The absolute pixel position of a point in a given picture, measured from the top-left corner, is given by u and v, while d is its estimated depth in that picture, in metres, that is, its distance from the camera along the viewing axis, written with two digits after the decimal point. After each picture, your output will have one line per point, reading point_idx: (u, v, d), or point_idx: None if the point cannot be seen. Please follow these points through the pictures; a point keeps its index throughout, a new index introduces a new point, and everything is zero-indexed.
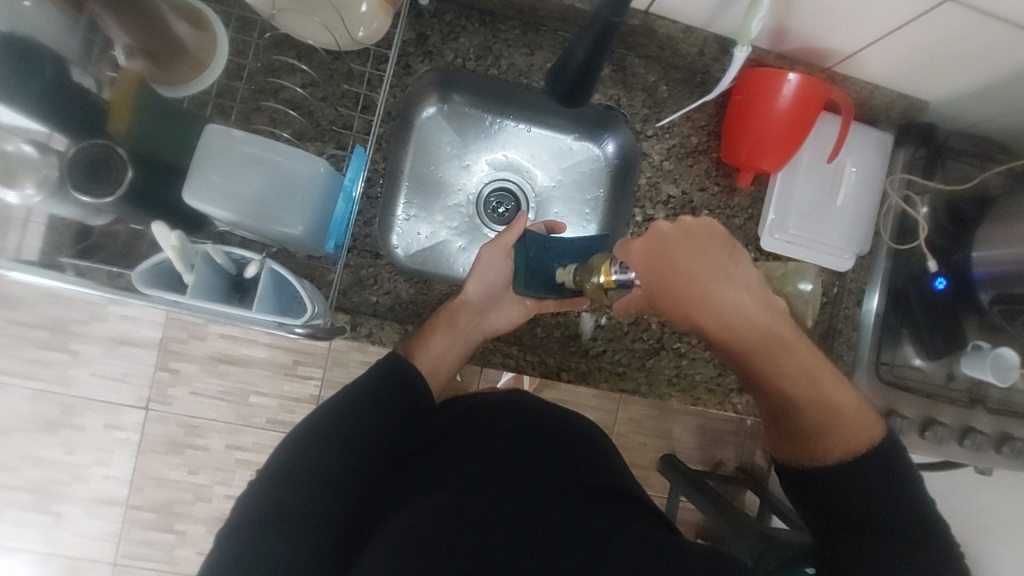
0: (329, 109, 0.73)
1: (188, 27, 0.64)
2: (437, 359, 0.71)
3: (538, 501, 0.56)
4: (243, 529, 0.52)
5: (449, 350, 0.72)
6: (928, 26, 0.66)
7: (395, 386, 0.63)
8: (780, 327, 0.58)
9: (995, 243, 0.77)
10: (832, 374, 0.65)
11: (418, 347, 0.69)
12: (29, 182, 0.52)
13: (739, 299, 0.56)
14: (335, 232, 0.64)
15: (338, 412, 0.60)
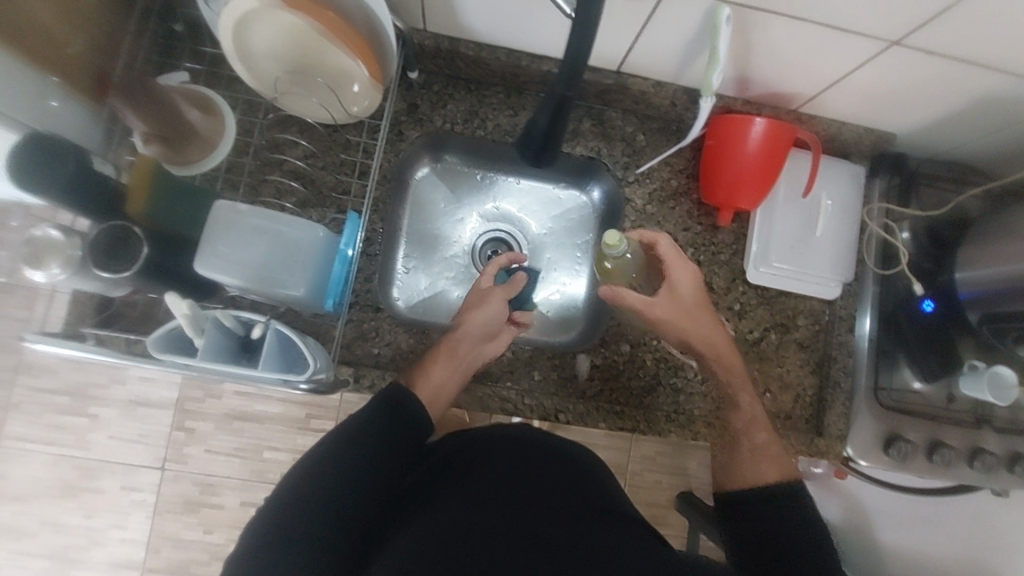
0: (329, 177, 0.79)
1: (199, 112, 0.71)
2: (435, 390, 0.72)
3: (537, 521, 0.60)
4: (250, 553, 0.54)
5: (449, 382, 0.73)
6: (879, 67, 0.70)
7: (396, 418, 0.64)
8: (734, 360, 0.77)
9: (976, 264, 0.79)
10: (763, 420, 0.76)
11: (419, 380, 0.71)
12: (55, 263, 0.56)
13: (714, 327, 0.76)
14: (335, 290, 0.69)
15: (341, 444, 0.61)
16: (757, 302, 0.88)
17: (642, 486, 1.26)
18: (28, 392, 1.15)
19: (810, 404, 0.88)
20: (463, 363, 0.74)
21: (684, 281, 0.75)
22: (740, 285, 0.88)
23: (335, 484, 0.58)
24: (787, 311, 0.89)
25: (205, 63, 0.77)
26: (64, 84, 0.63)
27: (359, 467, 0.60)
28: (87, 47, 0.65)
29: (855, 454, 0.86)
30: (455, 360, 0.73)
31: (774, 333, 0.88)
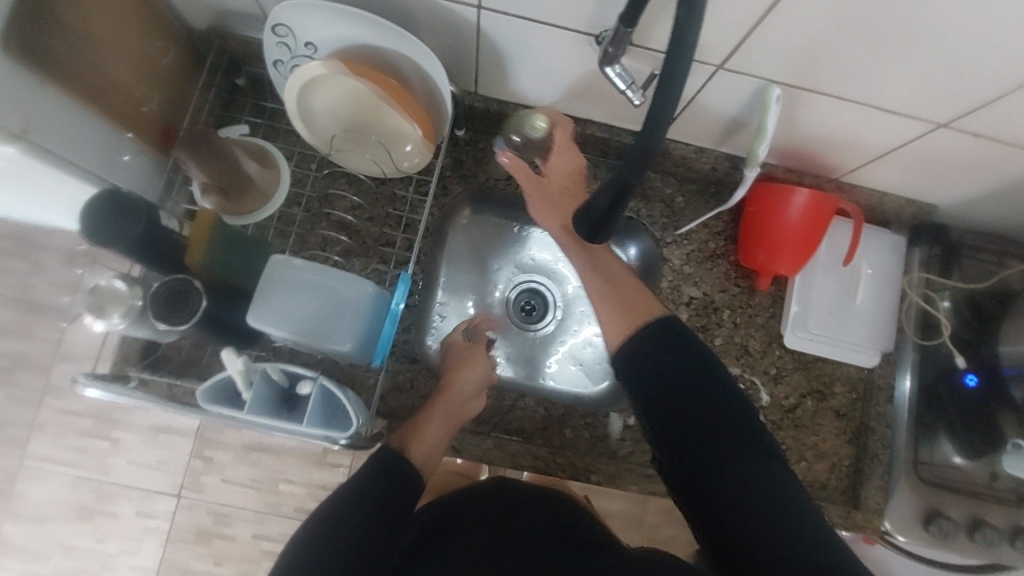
0: (374, 229, 0.81)
1: (257, 165, 0.74)
2: (429, 450, 0.69)
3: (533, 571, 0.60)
4: None
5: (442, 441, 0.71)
6: (925, 146, 0.71)
7: (392, 478, 0.63)
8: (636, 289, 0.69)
9: (1020, 340, 0.81)
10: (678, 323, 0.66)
11: (412, 438, 0.68)
12: (117, 314, 0.59)
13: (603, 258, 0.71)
14: (380, 350, 0.66)
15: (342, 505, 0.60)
16: (795, 367, 0.87)
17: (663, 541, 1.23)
18: (55, 413, 1.16)
19: (845, 475, 0.86)
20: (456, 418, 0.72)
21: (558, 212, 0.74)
22: (777, 349, 0.87)
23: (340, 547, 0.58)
24: (824, 378, 0.88)
25: (264, 117, 0.80)
26: (136, 140, 0.68)
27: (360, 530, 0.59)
28: (161, 106, 0.71)
29: (893, 529, 0.84)
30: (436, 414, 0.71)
31: (810, 401, 0.87)
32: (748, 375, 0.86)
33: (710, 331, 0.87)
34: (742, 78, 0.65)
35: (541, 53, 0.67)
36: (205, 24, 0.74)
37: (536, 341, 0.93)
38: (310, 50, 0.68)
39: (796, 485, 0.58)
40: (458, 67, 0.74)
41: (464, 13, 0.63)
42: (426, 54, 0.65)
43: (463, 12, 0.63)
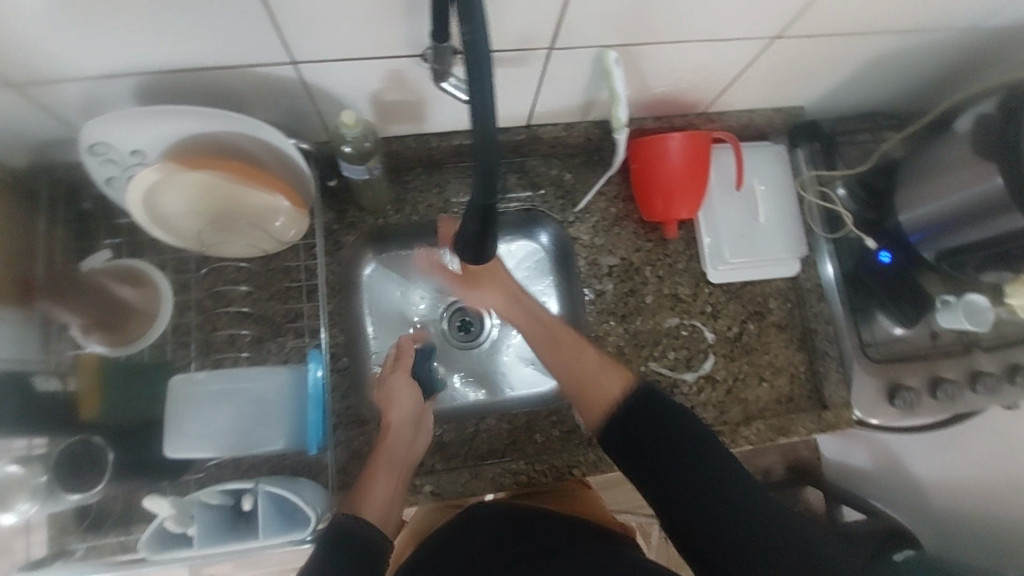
0: (277, 306, 0.78)
1: (131, 287, 0.70)
2: (385, 512, 0.68)
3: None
4: None
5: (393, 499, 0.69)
6: (766, 59, 0.73)
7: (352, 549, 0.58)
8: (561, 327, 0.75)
9: (915, 205, 0.81)
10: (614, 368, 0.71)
11: (361, 500, 0.67)
12: (24, 498, 0.57)
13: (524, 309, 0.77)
14: (313, 436, 0.61)
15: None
16: (727, 298, 0.89)
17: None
18: None
19: (805, 381, 0.89)
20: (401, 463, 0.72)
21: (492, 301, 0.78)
22: (705, 287, 0.89)
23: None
24: (757, 299, 0.90)
25: (123, 235, 0.75)
26: None
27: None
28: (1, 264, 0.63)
29: (864, 414, 0.87)
30: (381, 463, 0.70)
31: (752, 325, 0.89)
32: (686, 321, 0.88)
33: (638, 292, 0.88)
34: (575, 52, 0.64)
35: (376, 86, 0.65)
36: (23, 163, 0.69)
37: (484, 353, 0.94)
38: (139, 158, 0.63)
39: (726, 461, 0.64)
40: (303, 123, 0.71)
41: (281, 74, 0.61)
42: (260, 127, 0.62)
43: (281, 73, 0.61)
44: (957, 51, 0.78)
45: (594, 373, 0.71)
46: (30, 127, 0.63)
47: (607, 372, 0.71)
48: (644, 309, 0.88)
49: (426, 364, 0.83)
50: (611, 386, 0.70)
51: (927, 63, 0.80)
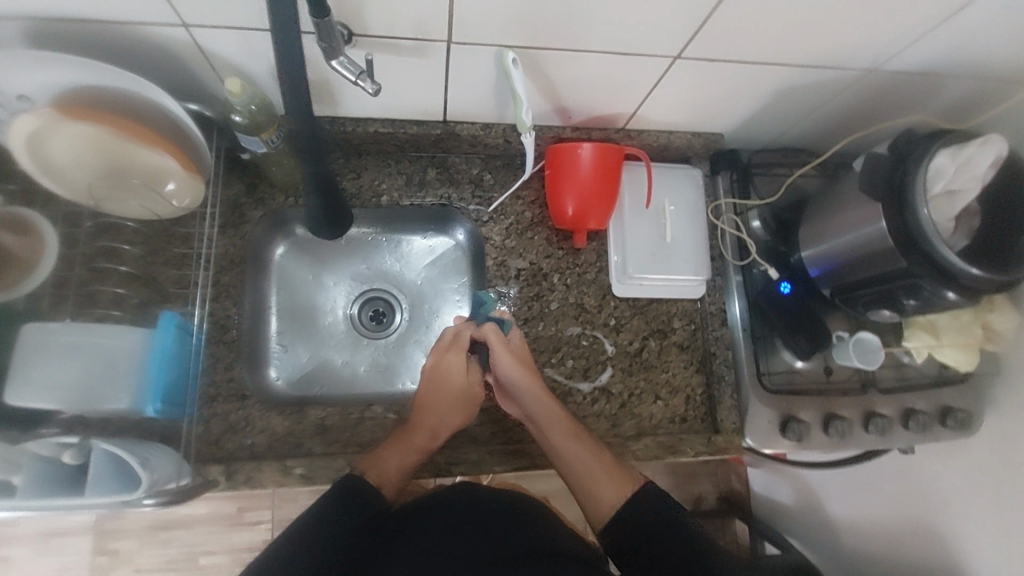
0: (170, 271, 0.78)
1: (12, 235, 0.68)
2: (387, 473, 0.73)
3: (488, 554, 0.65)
4: None
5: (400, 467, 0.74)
6: (673, 79, 0.75)
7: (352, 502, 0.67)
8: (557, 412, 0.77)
9: (817, 241, 0.83)
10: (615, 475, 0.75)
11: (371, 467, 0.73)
12: None
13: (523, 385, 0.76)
14: (155, 393, 0.62)
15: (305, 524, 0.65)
16: (632, 313, 0.90)
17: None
18: None
19: (701, 403, 0.89)
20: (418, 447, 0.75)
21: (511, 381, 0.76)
22: (611, 300, 0.90)
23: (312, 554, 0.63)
24: (662, 317, 0.90)
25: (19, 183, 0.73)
26: None
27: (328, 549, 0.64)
28: None
29: (755, 444, 0.87)
30: (411, 440, 0.75)
31: (654, 342, 0.90)
32: (589, 331, 0.88)
33: (543, 297, 0.88)
34: (475, 48, 0.66)
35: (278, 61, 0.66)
36: None
37: (391, 344, 0.93)
38: (26, 103, 0.62)
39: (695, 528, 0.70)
40: (209, 90, 0.71)
41: (172, 35, 0.61)
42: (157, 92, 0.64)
43: (172, 33, 0.60)
44: (863, 91, 0.80)
45: (596, 483, 0.74)
46: None
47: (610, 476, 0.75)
48: (547, 315, 0.88)
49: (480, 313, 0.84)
50: (608, 498, 0.73)
51: (837, 101, 0.83)
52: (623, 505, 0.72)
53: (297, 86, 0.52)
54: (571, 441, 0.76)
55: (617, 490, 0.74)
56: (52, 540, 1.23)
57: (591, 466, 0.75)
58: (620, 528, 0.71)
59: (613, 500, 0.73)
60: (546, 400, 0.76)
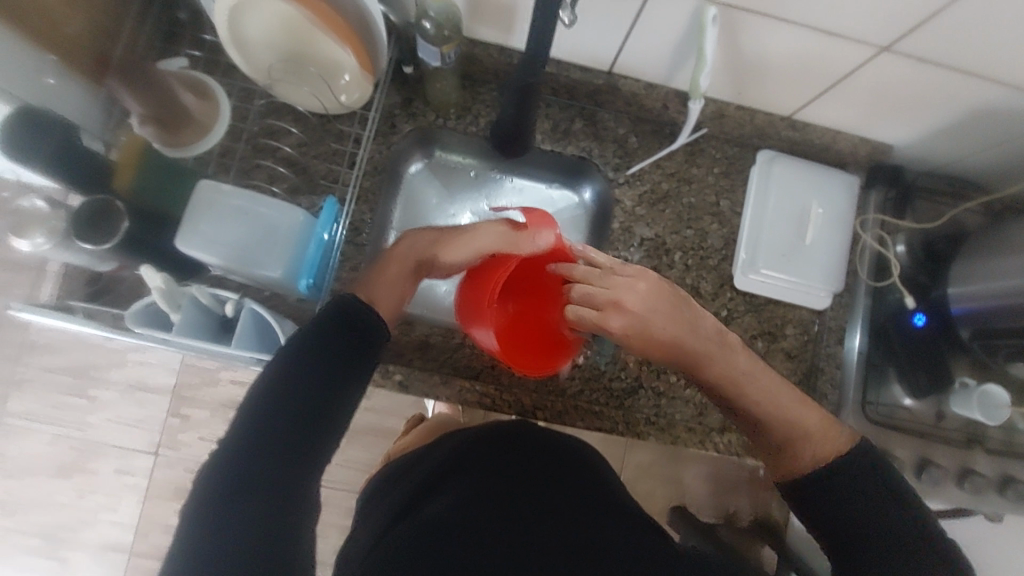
0: (320, 165, 0.80)
1: (194, 96, 0.73)
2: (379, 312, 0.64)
3: (544, 503, 0.59)
4: (210, 500, 0.50)
5: (393, 300, 0.65)
6: (868, 77, 0.71)
7: (330, 357, 0.57)
8: (689, 337, 0.59)
9: (969, 280, 0.78)
10: (794, 393, 0.63)
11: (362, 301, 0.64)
12: (39, 233, 0.59)
13: (734, 359, 0.61)
14: (308, 269, 0.67)
15: (268, 396, 0.54)
16: (746, 310, 0.87)
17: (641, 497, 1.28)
18: (30, 370, 1.23)
19: None
20: (407, 267, 0.68)
21: (697, 340, 0.59)
22: (728, 291, 0.87)
23: (278, 434, 0.53)
24: (775, 321, 0.87)
25: (205, 51, 0.79)
26: (61, 63, 0.66)
27: (284, 434, 0.53)
28: (85, 29, 0.68)
29: None
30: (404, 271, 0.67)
31: (761, 344, 0.86)
32: None
33: (661, 271, 0.86)
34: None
35: None
36: None
37: None
38: None
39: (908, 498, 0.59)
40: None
41: None
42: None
43: None
44: None
45: (756, 387, 0.61)
46: None
47: (821, 431, 0.61)
48: None
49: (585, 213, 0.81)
50: (818, 450, 0.61)
51: None
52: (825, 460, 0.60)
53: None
54: (707, 328, 0.60)
55: (834, 445, 0.61)
56: (135, 392, 1.24)
57: (809, 418, 0.62)
58: (825, 484, 0.59)
59: (826, 455, 0.60)
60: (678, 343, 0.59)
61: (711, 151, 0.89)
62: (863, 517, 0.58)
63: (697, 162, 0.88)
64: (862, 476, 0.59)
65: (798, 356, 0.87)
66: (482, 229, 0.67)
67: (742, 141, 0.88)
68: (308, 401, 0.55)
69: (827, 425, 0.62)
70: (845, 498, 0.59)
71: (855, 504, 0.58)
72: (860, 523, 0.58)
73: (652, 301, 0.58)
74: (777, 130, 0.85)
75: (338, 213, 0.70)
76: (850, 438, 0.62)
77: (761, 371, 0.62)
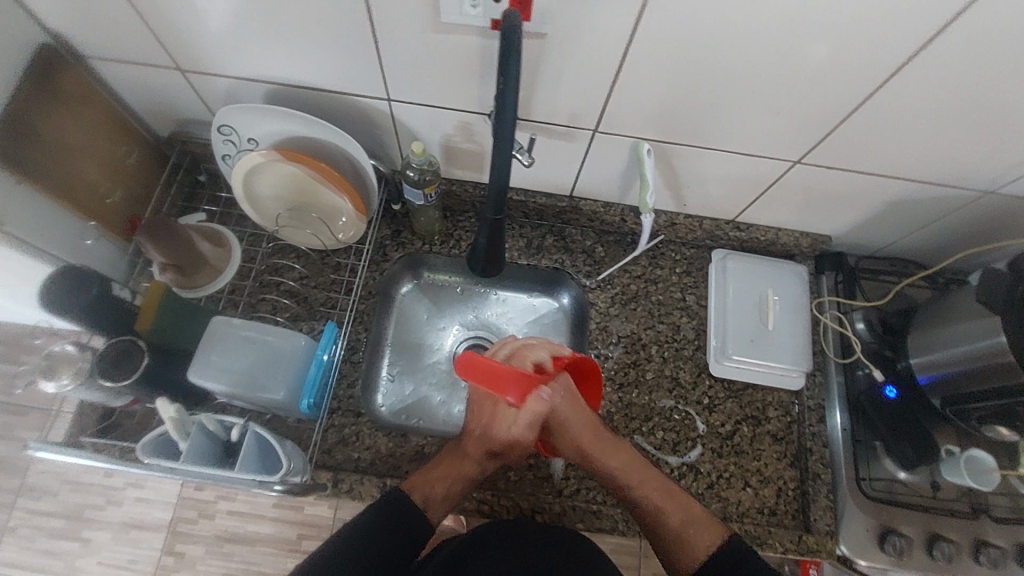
0: (320, 294, 0.88)
1: (210, 245, 0.84)
2: (430, 495, 0.75)
3: None
4: None
5: (447, 491, 0.75)
6: (792, 182, 0.82)
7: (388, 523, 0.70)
8: (587, 433, 0.77)
9: (924, 350, 0.83)
10: (674, 490, 0.77)
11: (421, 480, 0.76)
12: (66, 374, 0.65)
13: (621, 460, 0.77)
14: (308, 391, 0.73)
15: (334, 553, 0.68)
16: (726, 396, 0.91)
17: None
18: (26, 515, 1.21)
19: (794, 499, 0.85)
20: (465, 477, 0.76)
21: (591, 437, 0.77)
22: (706, 379, 0.92)
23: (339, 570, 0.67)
24: (756, 404, 0.91)
25: (220, 205, 0.92)
26: (99, 228, 0.79)
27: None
28: (124, 200, 0.82)
29: (851, 552, 0.82)
30: (458, 468, 0.76)
31: (746, 427, 0.89)
32: (681, 406, 0.90)
33: (640, 366, 0.92)
34: (618, 137, 0.77)
35: (451, 133, 0.80)
36: (168, 133, 0.88)
37: None
38: (252, 144, 0.80)
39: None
40: (388, 151, 0.87)
41: (376, 105, 0.76)
42: (343, 136, 0.76)
43: (376, 103, 0.76)
44: (976, 212, 0.84)
45: (639, 480, 0.76)
46: (185, 107, 0.82)
47: (703, 523, 0.74)
48: (642, 383, 0.91)
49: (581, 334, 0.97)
50: (703, 545, 0.73)
51: (947, 218, 0.86)
52: (709, 558, 0.72)
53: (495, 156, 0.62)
54: (600, 433, 0.78)
55: (713, 538, 0.73)
56: (131, 531, 1.22)
57: (684, 510, 0.75)
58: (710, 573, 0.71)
59: (709, 547, 0.72)
60: (586, 433, 0.78)
61: (672, 253, 0.99)
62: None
63: (660, 264, 0.98)
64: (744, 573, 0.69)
65: (787, 435, 0.89)
66: (513, 431, 0.76)
67: (697, 243, 0.99)
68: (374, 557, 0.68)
69: (709, 519, 0.75)
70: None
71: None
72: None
73: (573, 401, 0.78)
74: (725, 232, 0.95)
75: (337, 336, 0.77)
76: (725, 530, 0.73)
77: (643, 469, 0.77)
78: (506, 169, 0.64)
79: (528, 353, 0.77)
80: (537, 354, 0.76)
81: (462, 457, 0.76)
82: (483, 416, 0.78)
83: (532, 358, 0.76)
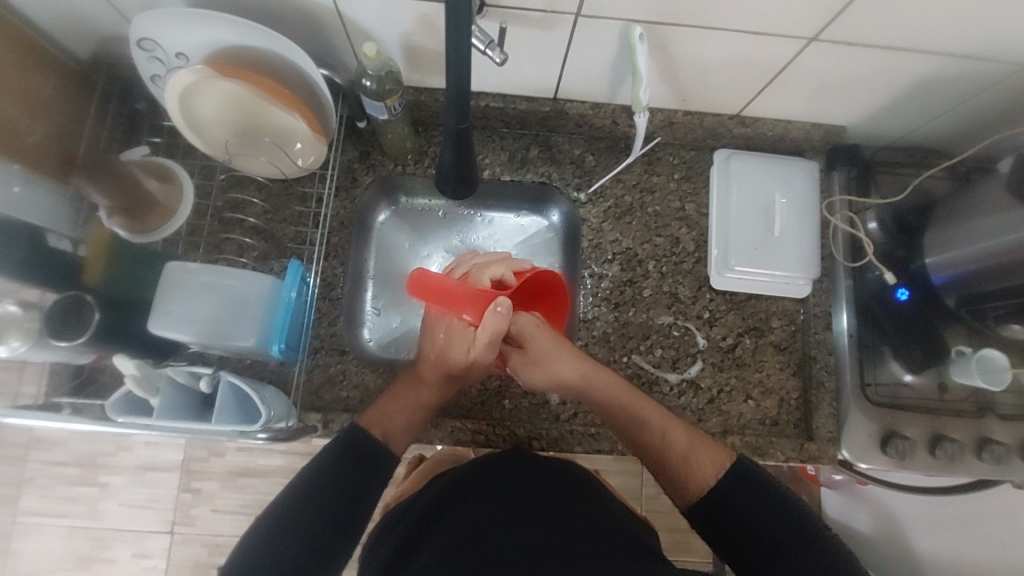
0: (287, 229, 0.82)
1: (158, 182, 0.75)
2: (402, 432, 0.74)
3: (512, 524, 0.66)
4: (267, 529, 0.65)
5: (414, 426, 0.75)
6: (804, 66, 0.72)
7: (359, 458, 0.69)
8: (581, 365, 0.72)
9: (941, 248, 0.77)
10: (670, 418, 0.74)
11: (395, 419, 0.74)
12: (14, 337, 0.60)
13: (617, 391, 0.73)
14: (278, 335, 0.69)
15: (299, 499, 0.66)
16: (727, 308, 0.87)
17: (663, 510, 1.23)
18: (40, 465, 1.23)
19: (795, 409, 0.84)
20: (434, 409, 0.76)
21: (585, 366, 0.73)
22: (707, 292, 0.87)
23: (313, 505, 0.66)
24: (759, 314, 0.87)
25: (164, 137, 0.84)
26: (25, 169, 0.69)
27: (327, 525, 0.65)
28: (49, 135, 0.72)
29: (851, 457, 0.81)
30: (425, 400, 0.76)
31: (749, 339, 0.86)
32: (680, 322, 0.86)
33: (637, 283, 0.87)
34: (602, 22, 0.66)
35: (409, 30, 0.69)
36: (90, 56, 0.78)
37: None
38: (182, 60, 0.69)
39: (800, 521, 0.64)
40: (341, 58, 0.76)
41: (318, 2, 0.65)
42: (286, 44, 0.65)
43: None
44: (1010, 89, 0.74)
45: (635, 412, 0.73)
46: (100, 22, 0.71)
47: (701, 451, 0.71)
48: (639, 301, 0.86)
49: (573, 249, 0.91)
50: (701, 473, 0.69)
51: (978, 96, 0.76)
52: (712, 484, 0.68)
53: (457, 50, 0.52)
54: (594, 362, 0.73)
55: (712, 464, 0.69)
56: (145, 473, 1.24)
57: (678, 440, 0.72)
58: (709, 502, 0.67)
59: (708, 475, 0.69)
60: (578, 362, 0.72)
61: (669, 157, 0.90)
62: (738, 516, 0.66)
63: (657, 170, 0.90)
64: (735, 495, 0.67)
65: (791, 344, 0.86)
66: (471, 352, 0.71)
67: (697, 144, 0.90)
68: (348, 499, 0.67)
69: (706, 444, 0.71)
70: (727, 500, 0.67)
71: (738, 510, 0.66)
72: (757, 523, 0.64)
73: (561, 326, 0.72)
74: (728, 130, 0.86)
75: (303, 274, 0.72)
76: (725, 456, 0.70)
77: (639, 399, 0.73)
78: (468, 67, 0.55)
79: (483, 270, 0.73)
80: (494, 271, 0.73)
81: (430, 391, 0.76)
82: (438, 341, 0.75)
83: (489, 274, 0.73)
